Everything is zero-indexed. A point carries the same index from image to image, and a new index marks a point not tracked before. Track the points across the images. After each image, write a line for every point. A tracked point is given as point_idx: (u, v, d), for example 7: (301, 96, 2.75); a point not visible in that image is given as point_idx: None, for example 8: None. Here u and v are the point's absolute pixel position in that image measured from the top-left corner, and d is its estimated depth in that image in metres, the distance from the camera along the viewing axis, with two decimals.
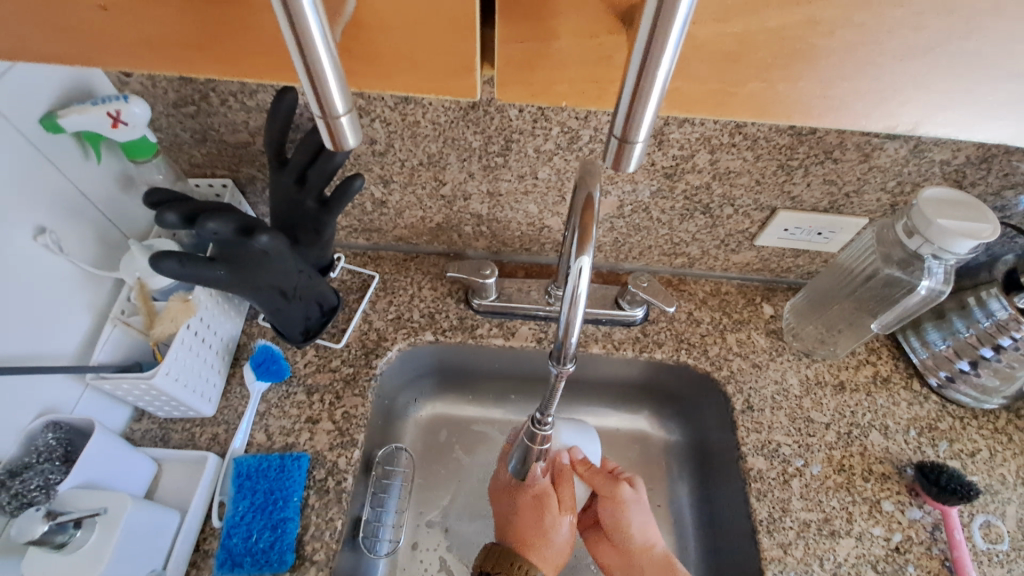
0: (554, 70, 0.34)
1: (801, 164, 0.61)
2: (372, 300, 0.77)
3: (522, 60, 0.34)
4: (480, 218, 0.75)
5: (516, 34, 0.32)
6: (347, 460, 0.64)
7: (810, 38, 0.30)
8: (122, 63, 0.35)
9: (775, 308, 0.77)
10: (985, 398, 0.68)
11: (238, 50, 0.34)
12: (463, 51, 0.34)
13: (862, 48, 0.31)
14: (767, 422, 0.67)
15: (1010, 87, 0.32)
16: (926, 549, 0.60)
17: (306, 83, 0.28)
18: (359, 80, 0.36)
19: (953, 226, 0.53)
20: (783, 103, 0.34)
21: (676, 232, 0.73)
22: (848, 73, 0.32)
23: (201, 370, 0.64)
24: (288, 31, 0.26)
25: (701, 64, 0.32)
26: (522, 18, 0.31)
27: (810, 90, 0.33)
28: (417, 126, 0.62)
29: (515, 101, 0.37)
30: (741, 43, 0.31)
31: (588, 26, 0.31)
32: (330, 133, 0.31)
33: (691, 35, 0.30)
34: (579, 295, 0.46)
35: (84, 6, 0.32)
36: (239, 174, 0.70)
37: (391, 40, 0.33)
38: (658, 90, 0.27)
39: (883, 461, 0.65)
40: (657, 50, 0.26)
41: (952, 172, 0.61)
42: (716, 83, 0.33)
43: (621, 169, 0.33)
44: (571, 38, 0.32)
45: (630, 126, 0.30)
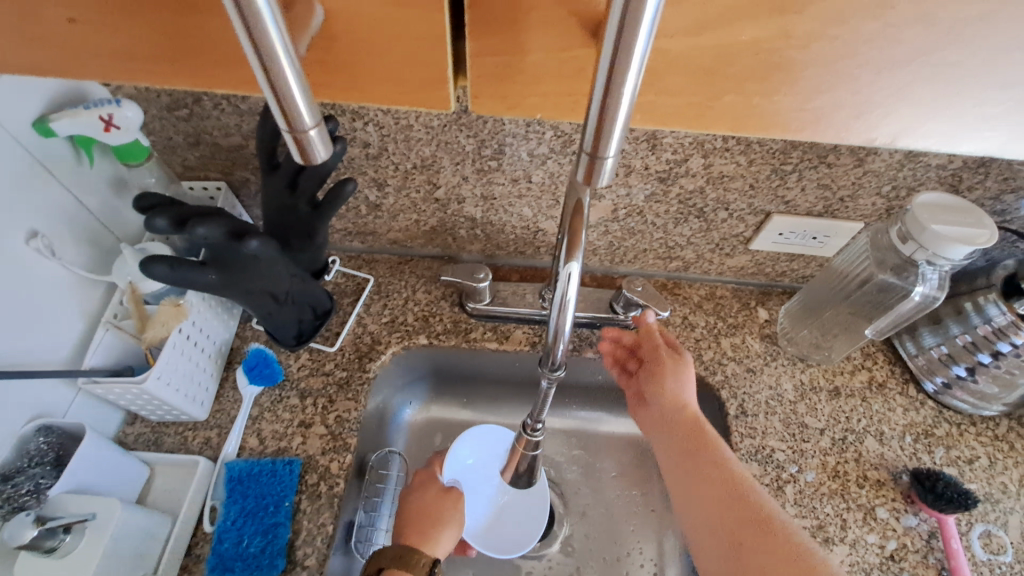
0: (530, 83, 0.34)
1: (795, 168, 0.61)
2: (366, 303, 0.77)
3: (497, 72, 0.34)
4: (475, 221, 0.74)
5: (488, 46, 0.32)
6: (339, 464, 0.64)
7: (786, 51, 0.30)
8: (91, 72, 0.35)
9: (770, 312, 0.77)
10: (983, 405, 0.67)
11: (204, 63, 0.34)
12: (437, 64, 0.34)
13: (843, 61, 0.30)
14: (761, 428, 0.67)
15: (1002, 100, 0.32)
16: (921, 558, 0.59)
17: (273, 99, 0.28)
18: (335, 94, 0.36)
19: (949, 233, 0.52)
20: (761, 116, 0.34)
21: (670, 236, 0.73)
22: (832, 85, 0.32)
23: (192, 373, 0.63)
24: (249, 47, 0.26)
25: (679, 78, 0.32)
26: (493, 30, 0.31)
27: (793, 103, 0.33)
28: (409, 130, 0.62)
29: (492, 113, 0.36)
30: (716, 56, 0.31)
31: (560, 39, 0.31)
32: (300, 148, 0.31)
33: (666, 47, 0.30)
34: (568, 301, 0.45)
35: (52, 17, 0.32)
36: (232, 177, 0.70)
37: (364, 53, 0.33)
38: (626, 105, 0.27)
39: (878, 468, 0.65)
40: (625, 67, 0.26)
41: (948, 177, 0.60)
42: (697, 96, 0.33)
43: (595, 181, 0.33)
44: (544, 51, 0.32)
45: (601, 141, 0.30)
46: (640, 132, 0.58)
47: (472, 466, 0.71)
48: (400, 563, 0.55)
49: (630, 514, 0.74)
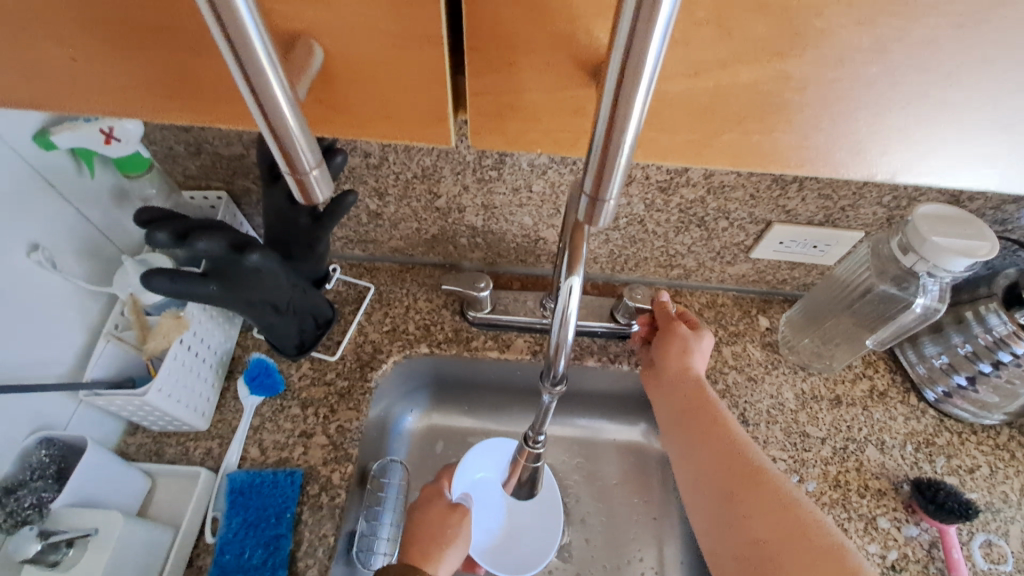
0: (528, 121, 0.34)
1: (796, 178, 0.61)
2: (367, 312, 0.77)
3: (495, 111, 0.34)
4: (476, 229, 0.75)
5: (486, 86, 0.32)
6: (340, 475, 0.64)
7: (785, 93, 0.31)
8: (91, 107, 0.36)
9: (771, 320, 0.77)
10: (985, 414, 0.67)
11: (207, 95, 0.35)
12: (436, 101, 0.34)
13: (842, 101, 0.31)
14: (762, 437, 0.67)
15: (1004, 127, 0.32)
16: (922, 567, 0.59)
17: (273, 142, 0.28)
18: (332, 128, 0.36)
19: (949, 246, 0.52)
20: (763, 154, 0.34)
21: (671, 244, 0.73)
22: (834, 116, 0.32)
23: (193, 383, 0.63)
24: (248, 94, 0.26)
25: (676, 116, 0.32)
26: (489, 71, 0.31)
27: (797, 132, 0.33)
28: (410, 141, 0.62)
29: (490, 146, 0.37)
30: (714, 98, 0.31)
31: (558, 80, 0.31)
32: (301, 189, 0.31)
33: (668, 87, 0.31)
34: (570, 315, 0.45)
35: (53, 55, 0.33)
36: (233, 186, 0.70)
37: (362, 92, 0.34)
38: (628, 146, 0.27)
39: (879, 477, 0.65)
40: (624, 112, 0.26)
41: (949, 186, 0.60)
42: (697, 133, 0.34)
43: (596, 222, 0.32)
44: (542, 91, 0.32)
45: (601, 183, 0.30)
46: None
47: (482, 481, 0.71)
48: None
49: (631, 522, 0.75)
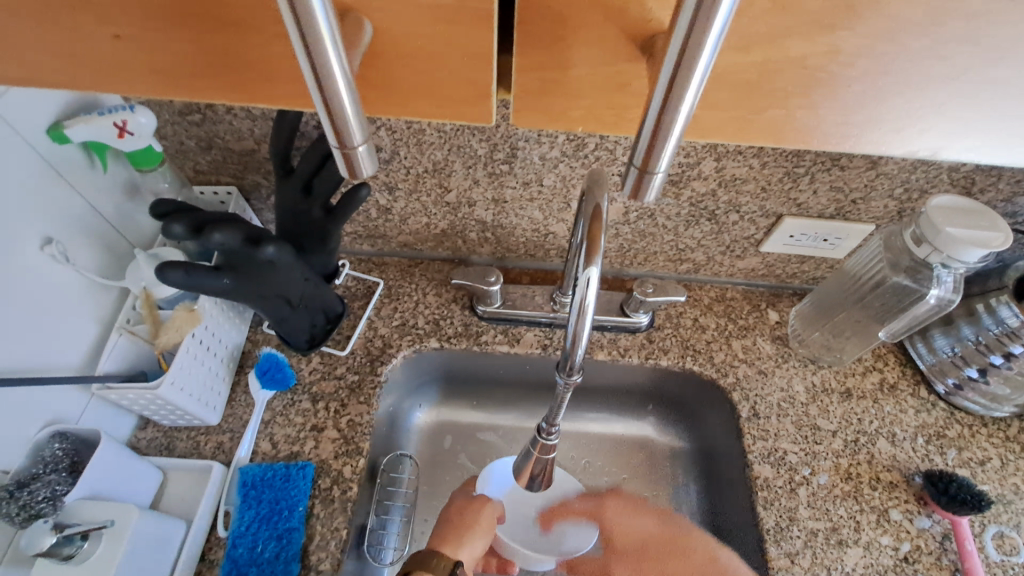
0: (572, 97, 0.34)
1: (808, 171, 0.61)
2: (377, 307, 0.76)
3: (540, 87, 0.34)
4: (485, 224, 0.75)
5: (533, 62, 0.32)
6: (351, 469, 0.64)
7: (831, 67, 0.30)
8: (127, 86, 0.35)
9: (780, 314, 0.77)
10: (995, 406, 0.67)
11: (250, 77, 0.34)
12: (480, 80, 0.34)
13: (887, 74, 0.30)
14: (774, 430, 0.67)
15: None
16: (935, 559, 0.59)
17: (324, 114, 0.28)
18: (377, 107, 0.36)
19: (959, 237, 0.52)
20: (797, 130, 0.34)
21: (681, 239, 0.73)
22: (865, 101, 0.32)
23: (204, 378, 0.63)
24: (307, 65, 0.26)
25: (724, 92, 0.32)
26: (538, 45, 0.31)
27: (832, 110, 0.33)
28: (422, 134, 0.62)
29: (540, 125, 0.36)
30: (763, 72, 0.31)
31: (606, 55, 0.31)
32: (347, 163, 0.31)
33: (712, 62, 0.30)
34: (588, 306, 0.45)
35: (98, 31, 0.32)
36: (244, 181, 0.70)
37: (408, 69, 0.33)
38: (681, 124, 0.28)
39: (890, 469, 0.65)
40: (684, 79, 0.25)
41: (961, 179, 0.60)
42: (745, 109, 0.33)
43: (641, 198, 0.33)
44: (589, 65, 0.32)
45: (652, 157, 0.29)
46: None
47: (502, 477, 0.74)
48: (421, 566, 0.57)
49: None
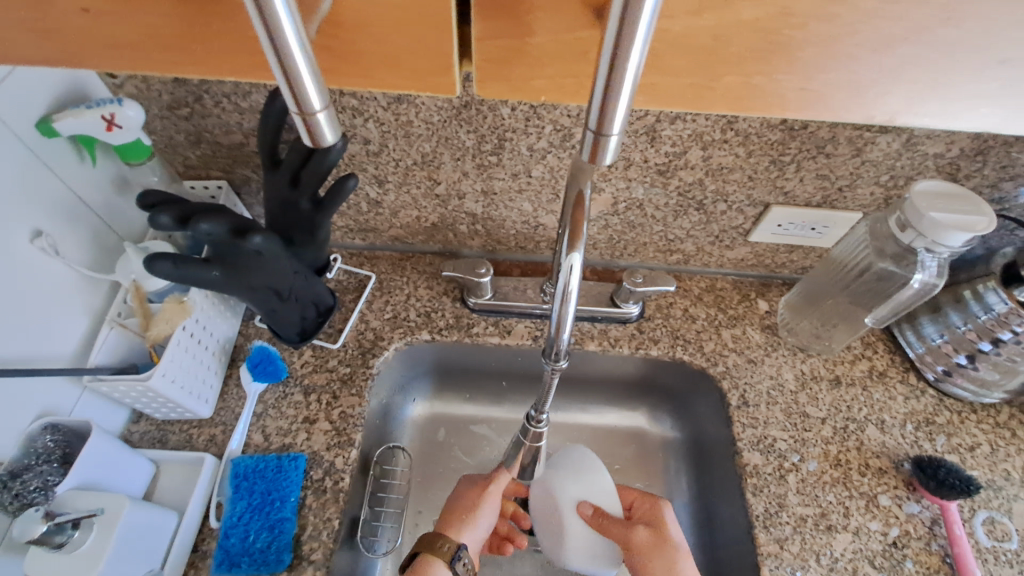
0: (533, 67, 0.35)
1: (794, 159, 0.62)
2: (369, 300, 0.77)
3: (500, 56, 0.34)
4: (476, 217, 0.75)
5: (493, 30, 0.33)
6: (344, 460, 0.64)
7: (786, 30, 0.31)
8: (98, 62, 0.36)
9: (770, 303, 0.77)
10: (984, 393, 0.68)
11: (215, 51, 0.35)
12: (443, 48, 0.35)
13: (844, 40, 0.31)
14: (763, 418, 0.67)
15: (994, 78, 0.32)
16: (925, 544, 0.60)
17: (282, 79, 0.29)
18: (341, 78, 0.37)
19: (935, 228, 0.53)
20: (763, 96, 0.35)
21: (670, 229, 0.73)
22: (825, 67, 0.33)
23: (197, 371, 0.64)
24: (261, 28, 0.26)
25: (680, 59, 0.33)
26: (497, 14, 0.32)
27: (791, 83, 0.34)
28: (410, 126, 0.62)
29: (505, 96, 0.37)
30: (717, 38, 0.32)
31: (564, 22, 0.32)
32: (308, 130, 0.31)
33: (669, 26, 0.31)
34: (571, 292, 0.45)
35: (67, 7, 0.33)
36: (234, 175, 0.71)
37: (371, 38, 0.34)
38: (630, 85, 0.28)
39: (880, 455, 0.65)
40: (628, 40, 0.26)
41: (946, 165, 0.61)
42: (709, 77, 0.34)
43: (598, 162, 0.34)
44: (549, 34, 0.33)
45: (604, 119, 0.30)
46: (639, 125, 0.59)
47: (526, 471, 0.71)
48: (428, 548, 0.61)
49: None
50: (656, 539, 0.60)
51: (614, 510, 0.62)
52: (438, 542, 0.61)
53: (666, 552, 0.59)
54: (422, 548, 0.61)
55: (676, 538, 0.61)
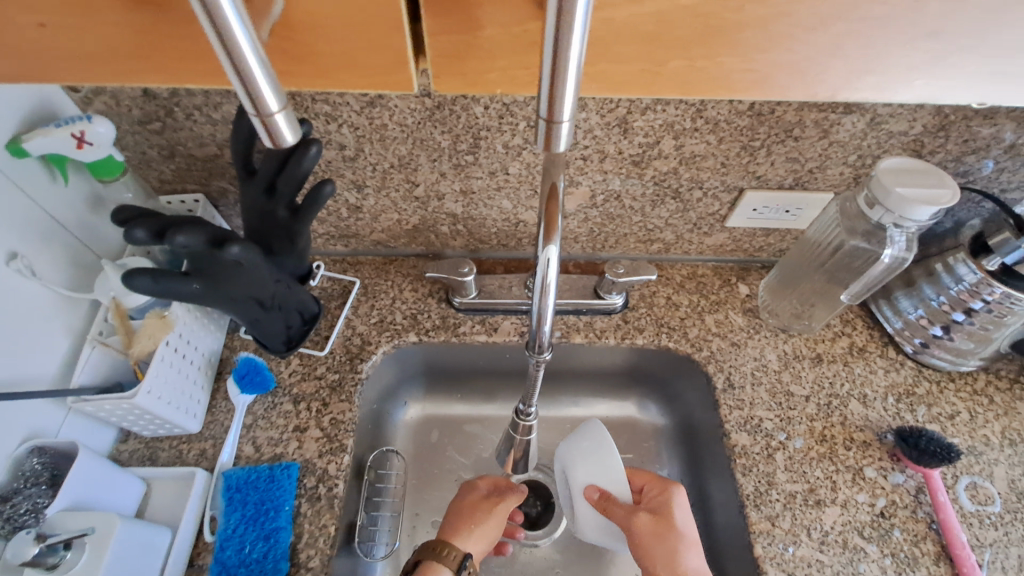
0: (486, 60, 0.37)
1: (764, 143, 0.63)
2: (354, 305, 0.77)
3: (453, 51, 0.36)
4: (456, 217, 0.75)
5: (445, 26, 0.35)
6: (336, 466, 0.64)
7: (724, 14, 0.33)
8: (58, 75, 0.37)
9: (750, 287, 0.78)
10: (961, 361, 0.70)
11: (173, 58, 0.36)
12: (397, 46, 0.37)
13: (780, 19, 0.34)
14: (748, 399, 0.68)
15: (926, 48, 0.35)
16: (911, 513, 0.61)
17: (237, 81, 0.29)
18: (300, 79, 0.39)
19: (902, 211, 0.55)
20: (710, 79, 0.38)
21: (649, 219, 0.74)
22: (765, 47, 0.35)
23: (182, 386, 0.63)
24: (212, 31, 0.27)
25: (625, 46, 0.35)
26: (449, 11, 0.34)
27: (733, 65, 0.37)
28: (384, 129, 0.62)
29: (462, 91, 0.39)
30: (658, 24, 0.34)
31: (512, 15, 0.34)
32: (269, 131, 0.32)
33: (611, 15, 0.34)
34: (550, 284, 0.46)
35: (22, 21, 0.34)
36: (210, 188, 0.70)
37: (328, 39, 0.36)
38: (574, 72, 0.29)
39: (863, 429, 0.66)
40: (568, 27, 0.27)
41: (911, 142, 0.62)
42: (650, 62, 0.36)
43: (554, 149, 0.34)
44: (499, 26, 0.35)
45: (555, 106, 0.31)
46: (611, 117, 0.60)
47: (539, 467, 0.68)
48: (431, 556, 0.60)
49: None
50: (665, 527, 0.59)
51: (622, 495, 0.60)
52: (440, 548, 0.60)
53: (670, 540, 0.59)
54: (425, 556, 0.60)
55: (682, 525, 0.61)
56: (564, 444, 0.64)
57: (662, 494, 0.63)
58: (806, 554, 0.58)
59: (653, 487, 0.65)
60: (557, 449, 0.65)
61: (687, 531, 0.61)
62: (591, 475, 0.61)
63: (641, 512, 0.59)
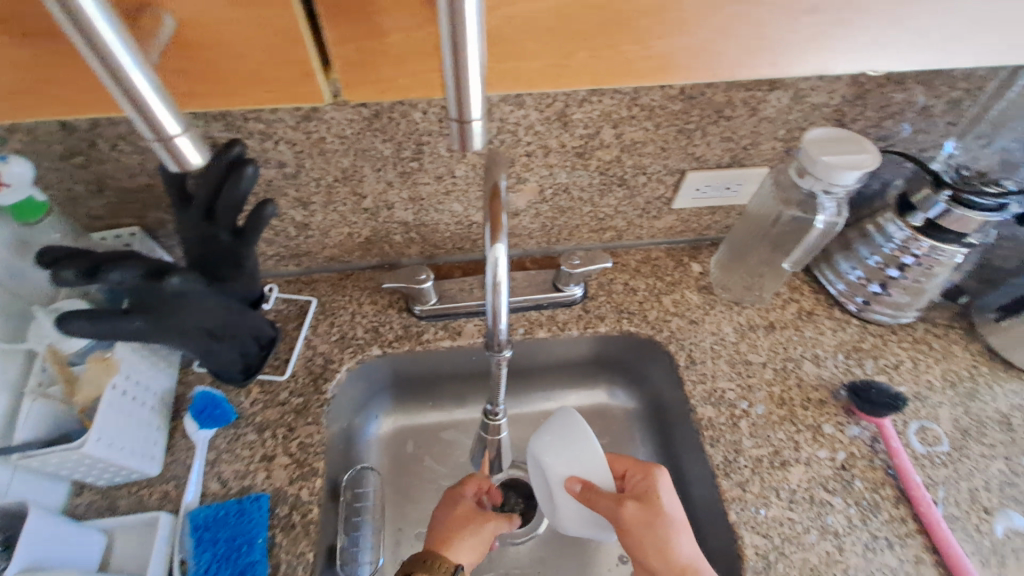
0: (394, 66, 0.41)
1: (698, 126, 0.65)
2: (313, 325, 0.75)
3: (363, 59, 0.40)
4: (408, 224, 0.75)
5: (351, 36, 0.39)
6: (309, 491, 0.63)
7: (619, 6, 0.38)
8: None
9: (702, 265, 0.81)
10: (900, 313, 0.74)
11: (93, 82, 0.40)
12: (302, 58, 0.40)
13: (674, 9, 0.39)
14: (710, 372, 0.71)
15: (808, 21, 0.40)
16: (868, 462, 0.64)
17: (130, 109, 0.31)
18: (219, 99, 0.42)
19: (831, 176, 0.57)
20: (623, 66, 0.42)
21: (599, 208, 0.76)
22: (663, 33, 0.40)
23: (136, 430, 0.61)
24: (102, 68, 0.29)
25: (530, 42, 0.40)
26: (352, 21, 0.38)
27: (638, 52, 0.41)
28: (323, 142, 0.61)
29: (372, 98, 0.43)
30: (559, 19, 0.38)
31: (409, 21, 0.38)
32: (170, 155, 0.34)
33: (512, 14, 0.38)
34: (501, 283, 0.46)
35: None
36: (146, 220, 0.67)
37: (245, 55, 0.39)
38: (471, 73, 0.31)
39: (818, 388, 0.70)
40: (459, 26, 0.29)
41: (832, 112, 0.66)
42: (551, 58, 0.41)
43: (469, 147, 0.36)
44: (399, 33, 0.39)
45: (462, 107, 0.33)
46: (550, 112, 0.61)
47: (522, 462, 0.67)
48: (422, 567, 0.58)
49: None
50: (648, 512, 0.59)
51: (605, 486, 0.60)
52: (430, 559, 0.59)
53: (658, 526, 0.59)
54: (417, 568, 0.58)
55: (666, 507, 0.61)
56: (539, 437, 0.64)
57: (648, 480, 0.63)
58: (778, 514, 0.61)
59: (635, 472, 0.65)
60: (533, 443, 0.65)
61: (675, 516, 0.61)
62: (569, 467, 0.61)
63: (627, 503, 0.59)
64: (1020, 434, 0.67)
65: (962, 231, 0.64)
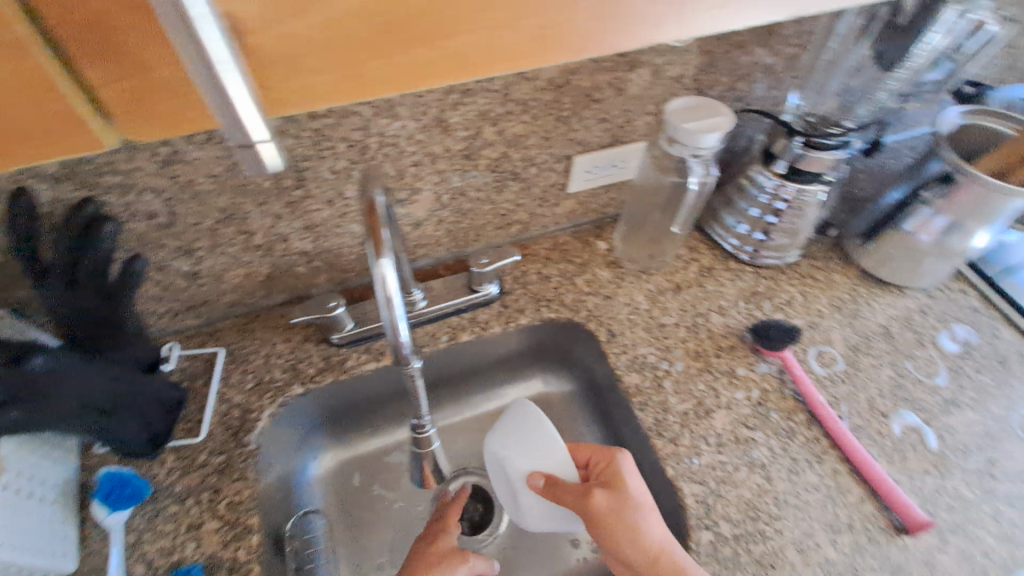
0: (164, 100, 0.40)
1: (573, 112, 0.68)
2: (224, 377, 0.71)
3: (129, 97, 0.39)
4: (309, 254, 0.72)
5: (109, 73, 0.38)
6: (246, 550, 0.59)
7: (396, 12, 0.36)
8: None
9: (607, 242, 0.85)
10: (785, 254, 0.82)
11: None
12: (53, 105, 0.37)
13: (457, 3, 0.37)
14: (630, 342, 0.74)
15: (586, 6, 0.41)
16: (780, 393, 0.70)
17: None
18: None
19: (696, 141, 0.62)
20: (425, 68, 0.41)
21: (499, 205, 0.77)
22: (454, 31, 0.39)
23: (35, 529, 0.53)
24: None
25: (310, 59, 0.37)
26: (104, 57, 0.37)
27: (434, 50, 0.40)
28: (195, 185, 0.58)
29: (187, 128, 0.42)
30: (331, 31, 0.36)
31: (164, 55, 0.38)
32: None
33: (287, 32, 0.35)
34: (393, 296, 0.44)
35: None
36: (6, 300, 0.61)
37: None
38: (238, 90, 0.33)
39: (727, 335, 0.75)
40: (203, 46, 0.31)
41: (690, 82, 0.71)
42: (342, 70, 0.39)
43: (266, 168, 0.38)
44: (161, 67, 0.38)
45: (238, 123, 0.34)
46: (427, 119, 0.61)
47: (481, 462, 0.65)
48: None
49: None
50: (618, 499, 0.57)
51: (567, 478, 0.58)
52: None
53: (628, 512, 0.57)
54: None
55: (634, 490, 0.58)
56: (495, 435, 0.62)
57: (613, 463, 0.60)
58: (710, 460, 0.64)
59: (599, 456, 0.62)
60: (490, 443, 0.63)
61: (643, 498, 0.58)
62: (531, 461, 0.59)
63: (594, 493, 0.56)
64: (898, 341, 0.76)
65: (818, 171, 0.71)
